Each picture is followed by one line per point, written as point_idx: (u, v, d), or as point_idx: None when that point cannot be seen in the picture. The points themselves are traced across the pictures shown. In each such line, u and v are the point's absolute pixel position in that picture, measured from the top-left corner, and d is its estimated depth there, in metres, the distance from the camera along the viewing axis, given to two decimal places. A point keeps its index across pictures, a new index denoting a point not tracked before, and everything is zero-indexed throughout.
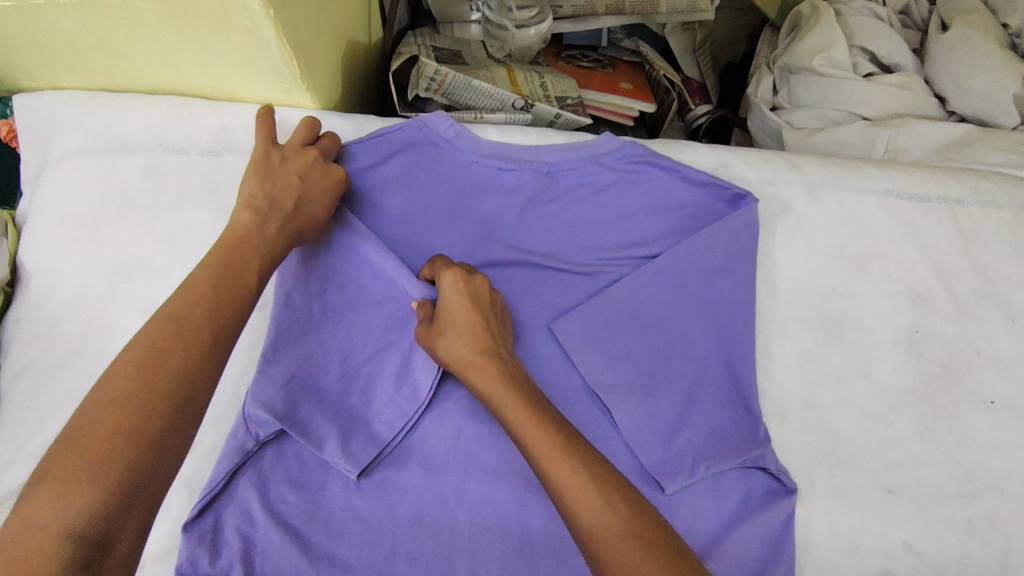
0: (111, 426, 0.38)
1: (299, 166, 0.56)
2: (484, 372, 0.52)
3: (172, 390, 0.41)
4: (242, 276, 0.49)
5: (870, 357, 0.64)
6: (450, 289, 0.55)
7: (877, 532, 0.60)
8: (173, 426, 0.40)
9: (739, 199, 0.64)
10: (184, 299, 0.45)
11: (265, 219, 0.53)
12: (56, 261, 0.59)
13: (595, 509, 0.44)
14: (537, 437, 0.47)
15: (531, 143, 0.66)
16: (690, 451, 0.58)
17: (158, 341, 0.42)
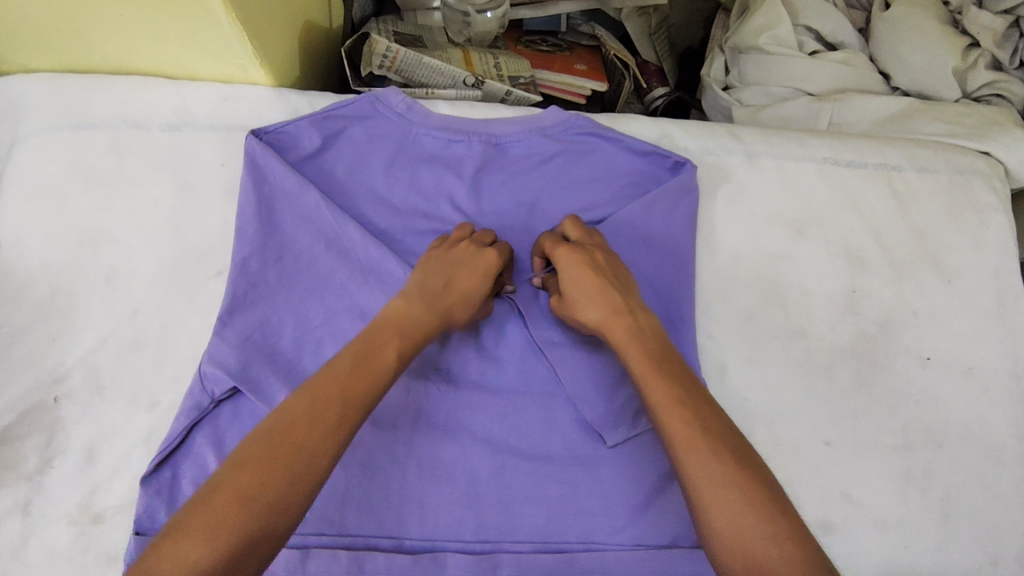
0: (239, 488, 0.41)
1: (461, 257, 0.59)
2: (616, 333, 0.54)
3: (294, 457, 0.43)
4: (381, 355, 0.50)
5: (809, 316, 0.67)
6: (573, 257, 0.59)
7: (815, 482, 0.63)
8: (289, 494, 0.42)
9: (679, 166, 0.67)
10: (332, 370, 0.47)
11: (419, 300, 0.55)
12: (24, 233, 0.62)
13: (724, 489, 0.43)
14: (663, 407, 0.48)
15: (481, 116, 0.69)
16: (630, 409, 0.62)
17: (293, 412, 0.45)
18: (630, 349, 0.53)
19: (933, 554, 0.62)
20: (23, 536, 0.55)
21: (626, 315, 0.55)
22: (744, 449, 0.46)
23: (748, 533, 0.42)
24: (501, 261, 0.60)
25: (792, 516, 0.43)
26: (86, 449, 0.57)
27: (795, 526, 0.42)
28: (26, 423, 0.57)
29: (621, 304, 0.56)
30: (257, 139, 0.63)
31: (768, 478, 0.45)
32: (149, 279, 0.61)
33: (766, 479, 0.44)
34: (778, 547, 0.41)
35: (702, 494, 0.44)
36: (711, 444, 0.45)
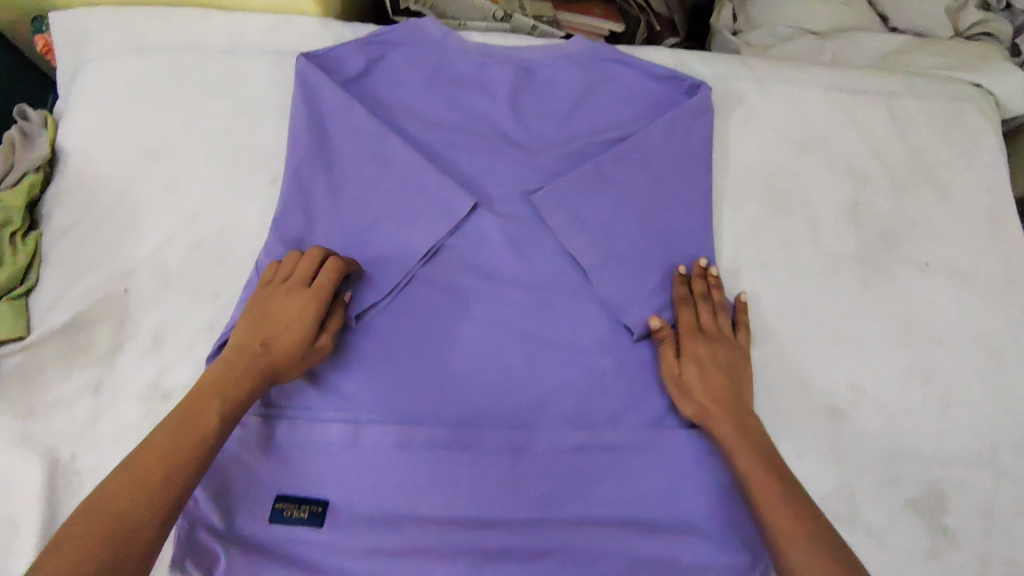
0: (56, 569, 0.37)
1: (281, 302, 0.58)
2: (716, 420, 0.58)
3: (110, 533, 0.40)
4: (201, 419, 0.48)
5: (816, 226, 0.72)
6: (726, 351, 0.62)
7: (823, 371, 0.68)
8: (112, 570, 0.39)
9: (695, 89, 0.73)
10: (146, 445, 0.46)
11: (237, 365, 0.53)
12: (93, 145, 0.67)
13: (812, 566, 0.46)
14: (758, 482, 0.53)
15: (512, 44, 0.74)
16: (650, 302, 0.66)
17: (113, 487, 0.42)
18: (727, 434, 0.57)
19: (935, 440, 0.67)
20: (95, 413, 0.60)
21: (741, 405, 0.59)
22: (826, 530, 0.49)
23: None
24: (318, 299, 0.58)
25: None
26: (154, 335, 0.63)
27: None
28: (99, 311, 0.62)
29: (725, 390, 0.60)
30: (307, 60, 0.68)
31: (846, 549, 0.48)
32: (209, 186, 0.67)
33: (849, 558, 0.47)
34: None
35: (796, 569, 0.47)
36: (801, 525, 0.49)
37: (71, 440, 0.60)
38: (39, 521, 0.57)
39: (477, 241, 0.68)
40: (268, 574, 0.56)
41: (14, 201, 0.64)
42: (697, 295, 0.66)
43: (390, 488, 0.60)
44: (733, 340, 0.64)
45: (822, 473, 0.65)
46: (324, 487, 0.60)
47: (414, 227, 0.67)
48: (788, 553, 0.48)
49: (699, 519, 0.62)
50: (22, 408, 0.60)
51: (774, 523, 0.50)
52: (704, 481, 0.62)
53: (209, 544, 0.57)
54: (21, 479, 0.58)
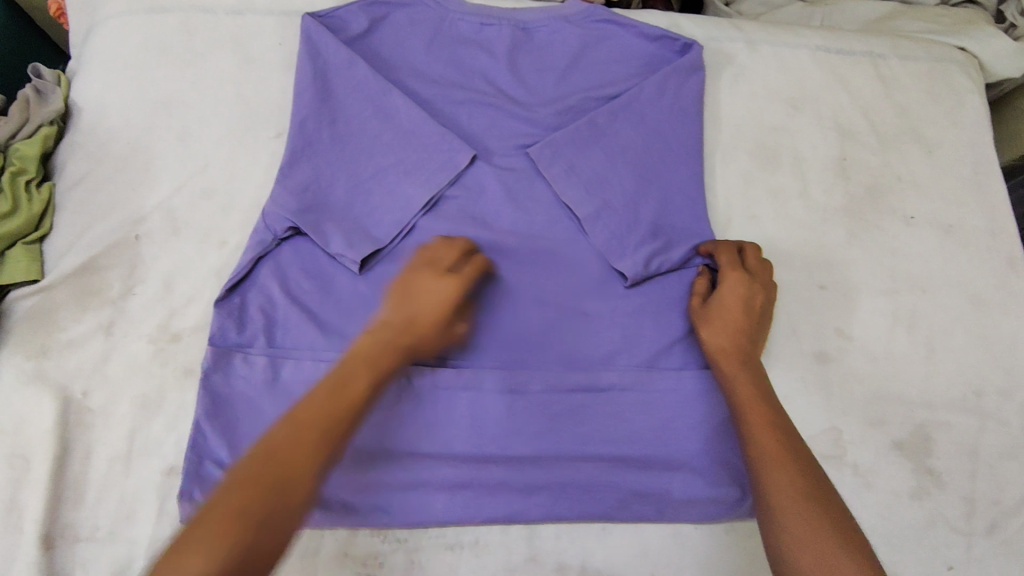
0: (227, 511, 0.41)
1: (430, 280, 0.57)
2: (731, 364, 0.61)
3: (273, 483, 0.43)
4: (349, 383, 0.50)
5: (805, 180, 0.74)
6: (750, 296, 0.65)
7: (811, 318, 0.70)
8: (274, 516, 0.43)
9: (687, 49, 0.75)
10: (303, 404, 0.48)
11: (399, 338, 0.54)
12: (105, 99, 0.70)
13: (792, 492, 0.51)
14: (759, 425, 0.56)
15: (510, 6, 0.76)
16: (644, 251, 0.68)
17: (267, 443, 0.45)
18: (737, 379, 0.60)
19: (920, 384, 0.70)
20: (107, 351, 0.63)
21: (753, 354, 0.63)
22: (811, 466, 0.53)
23: (792, 525, 0.49)
24: (459, 286, 0.58)
25: (843, 513, 0.50)
26: (163, 278, 0.65)
27: (846, 522, 0.49)
28: (111, 255, 0.65)
29: (745, 342, 0.63)
30: (312, 19, 0.71)
31: (826, 485, 0.52)
32: (217, 138, 0.69)
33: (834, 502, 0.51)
34: (833, 537, 0.48)
35: (776, 492, 0.51)
36: (787, 458, 0.53)
37: (84, 378, 0.62)
38: (54, 450, 0.59)
39: (475, 192, 0.70)
40: None
41: (29, 151, 0.66)
42: (745, 246, 0.68)
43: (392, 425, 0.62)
44: (763, 285, 0.66)
45: (810, 414, 0.67)
46: None
47: (415, 177, 0.69)
48: (770, 478, 0.52)
49: (689, 457, 0.64)
50: (37, 347, 0.62)
51: (764, 452, 0.54)
52: (692, 420, 0.65)
53: (217, 476, 0.59)
54: (37, 412, 0.60)
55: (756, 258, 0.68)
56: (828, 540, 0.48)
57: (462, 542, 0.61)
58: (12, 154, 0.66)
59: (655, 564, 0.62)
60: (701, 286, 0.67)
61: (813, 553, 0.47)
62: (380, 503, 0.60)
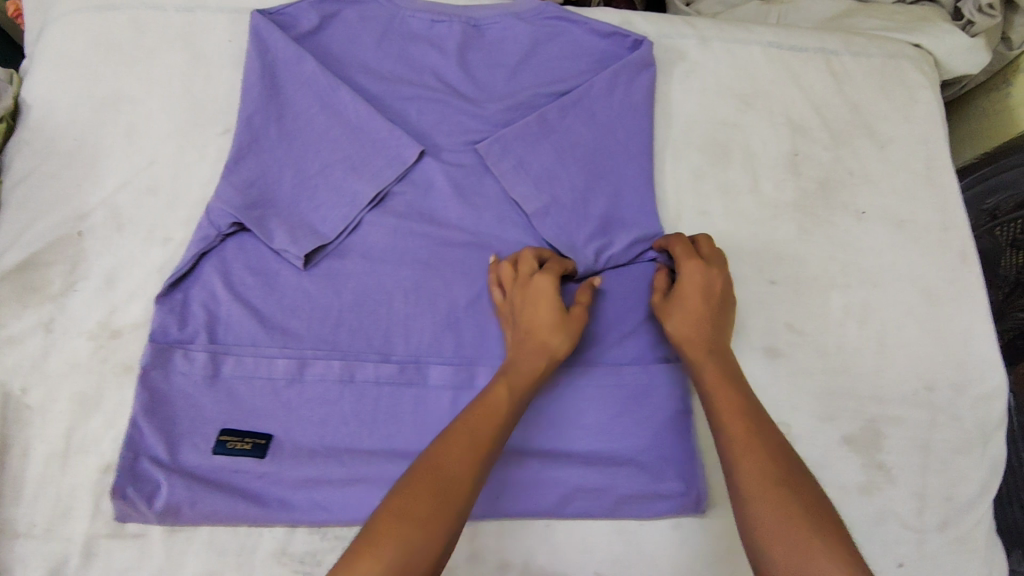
0: (394, 511, 0.46)
1: (523, 288, 0.63)
2: (695, 351, 0.60)
3: (438, 485, 0.49)
4: (489, 402, 0.55)
5: (756, 175, 0.74)
6: (706, 280, 0.63)
7: (761, 313, 0.70)
8: (442, 513, 0.47)
9: (638, 45, 0.75)
10: (463, 417, 0.54)
11: (520, 349, 0.60)
12: (53, 96, 0.69)
13: (757, 479, 0.48)
14: (725, 408, 0.55)
15: (462, 4, 0.77)
16: (592, 247, 0.68)
17: (433, 454, 0.51)
18: (704, 366, 0.59)
19: (870, 379, 0.69)
20: (46, 347, 0.62)
21: (721, 341, 0.61)
22: (785, 451, 0.51)
23: (755, 503, 0.47)
24: (553, 278, 0.63)
25: (818, 496, 0.47)
26: (105, 275, 0.64)
27: (821, 506, 0.46)
28: (54, 251, 0.64)
29: (710, 328, 0.61)
30: (261, 16, 0.71)
31: (802, 469, 0.50)
32: (165, 135, 0.69)
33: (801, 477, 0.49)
34: (807, 523, 0.45)
35: (744, 479, 0.49)
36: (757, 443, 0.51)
37: (23, 374, 0.61)
38: None
39: (423, 188, 0.70)
40: (208, 502, 0.58)
41: None
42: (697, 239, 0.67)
43: (333, 422, 0.62)
44: (721, 268, 0.64)
45: None
46: (267, 421, 0.61)
47: (363, 174, 0.69)
48: (739, 464, 0.50)
49: (638, 453, 0.63)
50: None
51: (732, 439, 0.52)
52: (640, 416, 0.64)
53: (152, 473, 0.58)
54: None
55: (709, 245, 0.66)
56: (799, 526, 0.45)
57: None
58: None
59: (598, 561, 0.61)
60: (660, 279, 0.66)
61: (785, 540, 0.45)
62: (317, 499, 0.60)
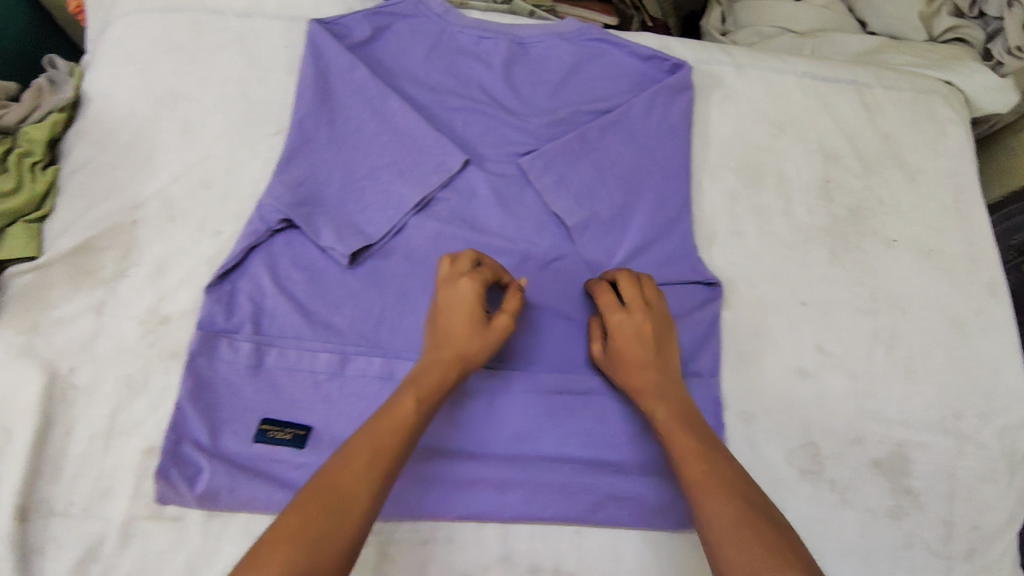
0: (287, 532, 0.43)
1: (449, 296, 0.61)
2: (647, 397, 0.60)
3: (335, 503, 0.45)
4: (396, 407, 0.52)
5: (790, 200, 0.76)
6: (628, 321, 0.63)
7: (791, 335, 0.71)
8: (337, 531, 0.44)
9: (677, 70, 0.77)
10: (367, 427, 0.51)
11: (433, 359, 0.57)
12: (113, 90, 0.72)
13: (721, 520, 0.49)
14: (683, 450, 0.55)
15: (508, 23, 0.79)
16: (628, 264, 0.71)
17: (336, 464, 0.48)
18: (657, 409, 0.59)
19: (897, 404, 0.70)
20: (96, 331, 0.64)
21: (663, 380, 0.61)
22: (747, 489, 0.51)
23: (727, 544, 0.47)
24: (477, 284, 0.61)
25: (781, 530, 0.48)
26: (156, 264, 0.66)
27: (782, 536, 0.47)
28: (107, 238, 0.66)
29: (659, 370, 0.61)
30: (317, 26, 0.74)
31: (762, 504, 0.50)
32: (219, 132, 0.71)
33: (760, 513, 0.49)
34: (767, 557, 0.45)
35: (712, 524, 0.49)
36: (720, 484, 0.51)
37: (71, 355, 0.63)
38: (34, 426, 0.60)
39: (465, 197, 0.72)
40: (247, 488, 0.60)
41: (38, 135, 0.68)
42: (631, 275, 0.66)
43: (369, 418, 0.64)
44: (654, 310, 0.64)
45: (784, 429, 0.69)
46: (305, 413, 0.63)
47: (411, 179, 0.71)
48: (706, 509, 0.50)
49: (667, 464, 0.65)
50: (28, 322, 0.63)
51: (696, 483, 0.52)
52: None
53: (194, 457, 0.60)
54: (21, 387, 0.61)
55: (638, 284, 0.65)
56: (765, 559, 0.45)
57: (435, 537, 0.61)
58: (21, 137, 0.68)
59: (626, 569, 0.62)
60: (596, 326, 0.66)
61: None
62: None
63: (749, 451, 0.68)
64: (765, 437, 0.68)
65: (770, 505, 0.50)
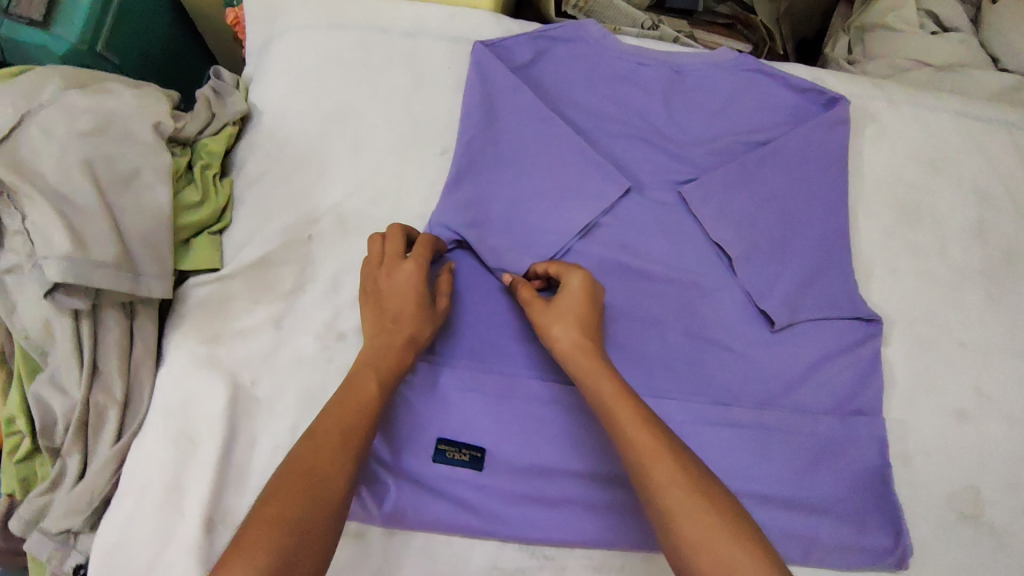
0: (268, 516, 0.43)
1: (392, 275, 0.61)
2: (586, 368, 0.55)
3: (309, 483, 0.46)
4: (357, 391, 0.54)
5: (944, 240, 0.76)
6: (563, 326, 0.58)
7: (949, 375, 0.72)
8: (318, 511, 0.45)
9: (833, 103, 0.77)
10: (325, 413, 0.52)
11: (383, 344, 0.58)
12: (284, 104, 0.73)
13: (686, 500, 0.46)
14: (631, 426, 0.50)
15: (664, 50, 0.79)
16: (789, 298, 0.70)
17: (300, 451, 0.48)
18: (601, 382, 0.54)
19: None
20: (277, 344, 0.66)
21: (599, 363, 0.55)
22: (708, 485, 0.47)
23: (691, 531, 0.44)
24: (418, 266, 0.62)
25: (749, 530, 0.45)
26: (332, 279, 0.68)
27: (751, 535, 0.44)
28: (286, 252, 0.68)
29: (595, 341, 0.57)
30: (484, 48, 0.74)
31: (728, 502, 0.46)
32: (386, 150, 0.72)
33: (721, 498, 0.46)
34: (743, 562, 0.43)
35: (686, 534, 0.44)
36: (682, 485, 0.47)
37: (253, 367, 0.65)
38: (222, 434, 0.62)
39: (627, 221, 0.72)
40: (430, 506, 0.62)
41: (216, 147, 0.69)
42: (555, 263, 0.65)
43: (540, 442, 0.64)
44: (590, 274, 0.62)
45: (944, 470, 0.69)
46: (480, 434, 0.64)
47: (576, 203, 0.71)
48: (674, 519, 0.45)
49: (834, 501, 0.65)
50: (211, 332, 0.65)
51: (659, 486, 0.47)
52: (836, 465, 0.66)
53: (382, 475, 0.62)
54: (208, 395, 0.63)
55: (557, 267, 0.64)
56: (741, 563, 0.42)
57: (611, 564, 0.63)
58: (201, 149, 0.69)
59: None
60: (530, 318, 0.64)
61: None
62: (529, 516, 0.62)
63: (911, 490, 0.68)
64: (925, 475, 0.69)
65: (732, 500, 0.47)
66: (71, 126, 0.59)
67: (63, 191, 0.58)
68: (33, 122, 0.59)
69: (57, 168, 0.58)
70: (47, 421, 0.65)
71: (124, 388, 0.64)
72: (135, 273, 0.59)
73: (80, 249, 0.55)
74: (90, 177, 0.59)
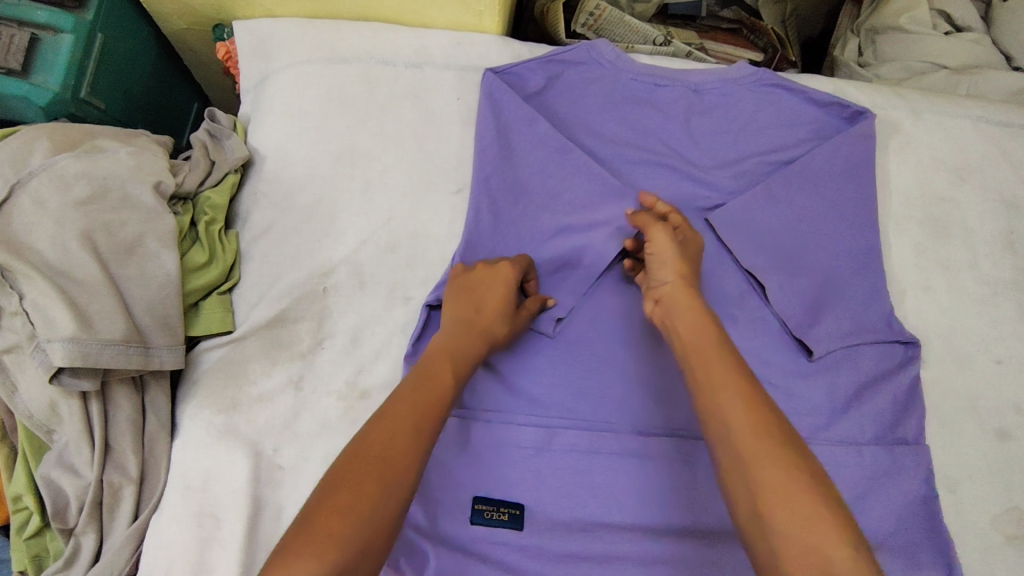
0: (338, 504, 0.41)
1: (484, 276, 0.62)
2: (680, 302, 0.57)
3: (382, 475, 0.43)
4: (435, 376, 0.52)
5: (974, 252, 0.75)
6: (671, 270, 0.59)
7: (990, 394, 0.70)
8: (387, 507, 0.42)
9: (858, 116, 0.75)
10: (399, 396, 0.49)
11: (458, 331, 0.57)
12: (287, 148, 0.70)
13: (754, 434, 0.45)
14: (710, 363, 0.50)
15: (679, 69, 0.76)
16: (825, 326, 0.68)
17: (370, 434, 0.45)
18: (684, 326, 0.55)
19: None
20: (297, 407, 0.62)
21: (699, 314, 0.55)
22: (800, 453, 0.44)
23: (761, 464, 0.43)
24: (516, 274, 0.62)
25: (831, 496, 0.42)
26: (352, 333, 0.65)
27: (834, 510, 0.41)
28: (301, 307, 0.65)
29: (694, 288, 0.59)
30: (494, 76, 0.71)
31: (813, 466, 0.44)
32: (401, 192, 0.70)
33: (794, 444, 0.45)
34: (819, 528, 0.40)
35: (766, 485, 0.42)
36: (767, 442, 0.44)
37: (274, 435, 0.61)
38: (245, 511, 0.58)
39: None
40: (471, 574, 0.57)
41: (219, 200, 0.66)
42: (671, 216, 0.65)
43: (583, 494, 0.61)
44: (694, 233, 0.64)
45: (991, 494, 0.67)
46: (517, 490, 0.60)
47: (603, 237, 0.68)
48: (752, 469, 0.43)
49: (887, 536, 0.63)
50: (227, 400, 0.62)
51: (737, 429, 0.45)
52: (885, 498, 0.64)
53: (418, 542, 0.58)
54: (229, 469, 0.59)
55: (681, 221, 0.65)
56: (817, 530, 0.40)
57: None
58: (203, 204, 0.65)
59: None
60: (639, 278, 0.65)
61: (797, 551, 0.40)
62: None
63: (964, 519, 0.65)
64: (973, 501, 0.66)
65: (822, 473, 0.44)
66: (64, 197, 0.55)
67: (61, 268, 0.54)
68: (24, 194, 0.55)
69: (54, 244, 0.54)
70: (58, 502, 0.59)
71: (139, 465, 0.59)
72: (145, 347, 0.56)
73: (85, 330, 0.51)
74: (90, 251, 0.55)
